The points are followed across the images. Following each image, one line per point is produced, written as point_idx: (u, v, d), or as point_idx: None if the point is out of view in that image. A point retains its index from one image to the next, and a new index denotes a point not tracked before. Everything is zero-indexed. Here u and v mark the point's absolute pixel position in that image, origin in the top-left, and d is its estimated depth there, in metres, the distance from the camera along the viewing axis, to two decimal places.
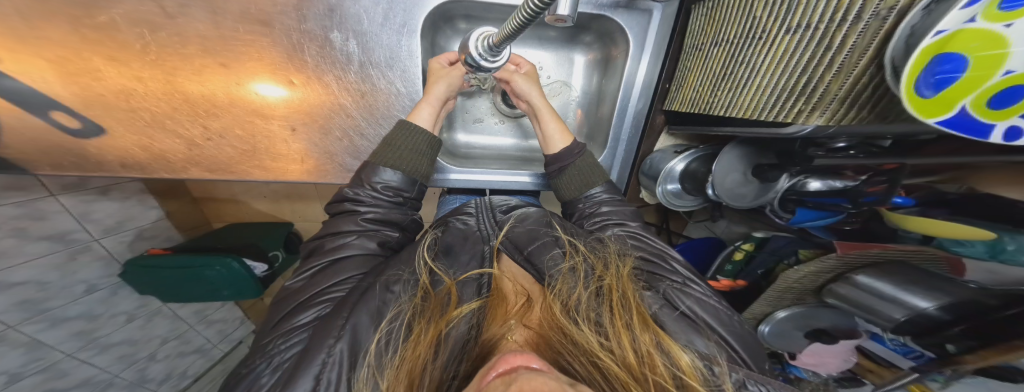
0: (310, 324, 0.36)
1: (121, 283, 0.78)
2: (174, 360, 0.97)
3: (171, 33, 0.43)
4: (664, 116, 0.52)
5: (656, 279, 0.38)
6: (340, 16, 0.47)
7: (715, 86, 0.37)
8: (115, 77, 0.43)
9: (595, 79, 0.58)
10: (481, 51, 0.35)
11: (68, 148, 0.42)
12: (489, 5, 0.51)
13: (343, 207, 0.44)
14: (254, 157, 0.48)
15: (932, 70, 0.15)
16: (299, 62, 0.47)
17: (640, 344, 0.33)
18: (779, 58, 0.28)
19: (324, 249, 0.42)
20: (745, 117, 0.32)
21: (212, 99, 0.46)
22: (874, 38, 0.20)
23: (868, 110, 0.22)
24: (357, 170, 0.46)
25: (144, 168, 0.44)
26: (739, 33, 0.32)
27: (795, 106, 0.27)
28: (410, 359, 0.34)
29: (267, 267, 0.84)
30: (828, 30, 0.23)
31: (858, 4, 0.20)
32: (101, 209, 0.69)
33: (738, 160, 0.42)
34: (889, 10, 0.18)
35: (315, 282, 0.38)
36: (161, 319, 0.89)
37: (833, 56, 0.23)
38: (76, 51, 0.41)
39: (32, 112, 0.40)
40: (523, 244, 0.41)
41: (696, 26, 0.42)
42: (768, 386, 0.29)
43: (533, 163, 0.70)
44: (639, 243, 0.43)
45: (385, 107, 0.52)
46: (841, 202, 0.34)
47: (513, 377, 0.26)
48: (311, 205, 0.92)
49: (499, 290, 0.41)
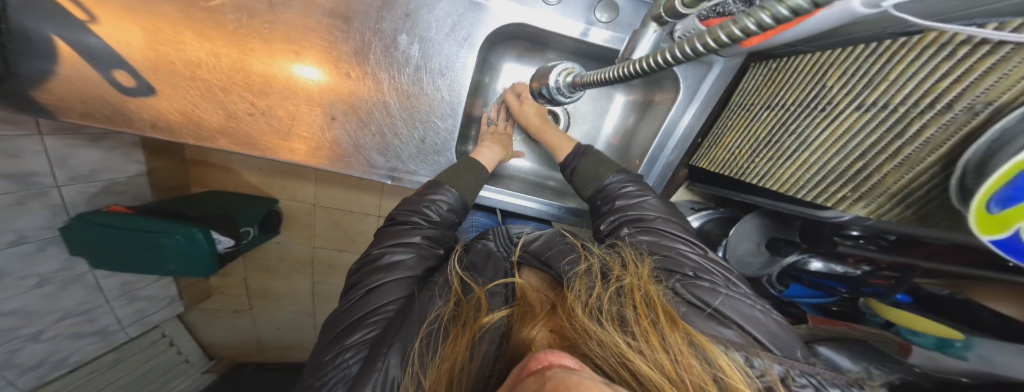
0: (366, 342, 0.39)
1: (53, 239, 0.70)
2: (63, 343, 0.79)
3: (265, 20, 0.48)
4: (687, 170, 0.63)
5: (670, 275, 0.42)
6: (413, 21, 0.50)
7: (756, 151, 0.44)
8: (194, 50, 0.47)
9: (630, 120, 0.67)
10: (561, 86, 0.48)
11: (109, 100, 0.47)
12: (549, 34, 0.54)
13: (405, 219, 0.49)
14: (285, 139, 0.51)
15: (1004, 190, 0.19)
16: (362, 58, 0.51)
17: (671, 345, 0.31)
18: (838, 135, 0.33)
19: (376, 264, 0.45)
20: (781, 191, 0.41)
21: (269, 79, 0.50)
22: (954, 135, 0.23)
23: (910, 210, 0.30)
24: (420, 187, 0.52)
25: (171, 131, 0.49)
26: (800, 100, 0.37)
27: (841, 192, 0.34)
28: (448, 360, 0.36)
29: (232, 243, 0.80)
30: (907, 115, 0.26)
31: (949, 95, 0.22)
32: (82, 157, 0.69)
33: (756, 230, 0.55)
34: (986, 104, 0.21)
35: (362, 303, 0.42)
36: (78, 288, 0.77)
37: (902, 145, 0.27)
38: (174, 25, 0.46)
39: (98, 67, 0.45)
40: (549, 256, 0.45)
41: (751, 84, 0.47)
42: (817, 376, 0.29)
43: (546, 190, 0.72)
44: (664, 238, 0.46)
45: (424, 110, 0.55)
46: (839, 286, 0.48)
47: (548, 375, 0.24)
48: (303, 184, 1.00)
49: (524, 300, 0.42)
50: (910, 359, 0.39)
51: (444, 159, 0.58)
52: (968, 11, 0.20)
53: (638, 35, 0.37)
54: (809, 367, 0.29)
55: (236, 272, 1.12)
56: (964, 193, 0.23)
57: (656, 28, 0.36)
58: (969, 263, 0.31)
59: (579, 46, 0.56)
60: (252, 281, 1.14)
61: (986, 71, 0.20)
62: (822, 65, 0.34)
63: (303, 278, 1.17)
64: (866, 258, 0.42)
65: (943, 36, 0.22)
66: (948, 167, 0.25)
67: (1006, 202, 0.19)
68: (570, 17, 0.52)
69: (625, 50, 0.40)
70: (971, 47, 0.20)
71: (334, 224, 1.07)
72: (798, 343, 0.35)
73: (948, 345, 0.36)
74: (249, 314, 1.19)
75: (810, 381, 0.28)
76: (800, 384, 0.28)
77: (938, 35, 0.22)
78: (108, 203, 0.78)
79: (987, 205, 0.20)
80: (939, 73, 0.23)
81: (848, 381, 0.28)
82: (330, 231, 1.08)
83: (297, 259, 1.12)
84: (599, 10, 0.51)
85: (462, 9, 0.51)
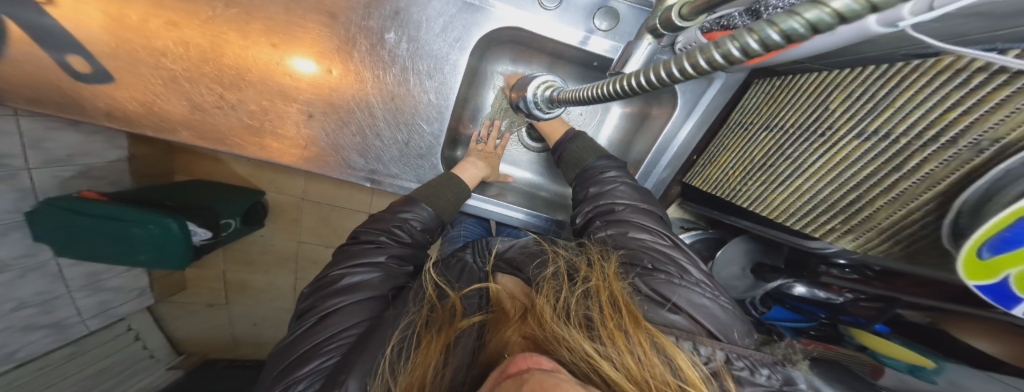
0: (324, 370, 0.37)
1: (18, 224, 0.69)
2: (13, 337, 0.73)
3: (243, 10, 0.45)
4: (679, 187, 0.64)
5: (631, 266, 0.41)
6: (403, 20, 0.49)
7: (748, 174, 0.44)
8: (164, 38, 0.45)
9: (626, 130, 0.67)
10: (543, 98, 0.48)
11: (63, 87, 0.44)
12: (542, 39, 0.53)
13: (364, 240, 0.47)
14: (257, 134, 0.49)
15: (1002, 235, 0.19)
16: (346, 56, 0.48)
17: (635, 346, 0.30)
18: (832, 164, 0.32)
19: (334, 289, 0.42)
20: (770, 217, 0.42)
21: (244, 71, 0.47)
22: (957, 170, 0.23)
23: (898, 247, 0.30)
24: (388, 205, 0.50)
25: (129, 120, 0.46)
26: (797, 124, 0.37)
27: (831, 223, 0.34)
28: (420, 367, 0.34)
29: (209, 236, 0.84)
30: (907, 147, 0.26)
31: (953, 130, 0.23)
32: (58, 140, 0.73)
33: (744, 256, 0.57)
34: (992, 142, 0.20)
35: (317, 330, 0.39)
36: (37, 277, 0.75)
37: (898, 179, 0.27)
38: (152, 13, 0.44)
39: (50, 49, 0.42)
40: (519, 262, 0.47)
41: (751, 102, 0.46)
42: (751, 359, 0.31)
43: (537, 199, 0.71)
44: (632, 228, 0.44)
45: (411, 112, 0.53)
46: (820, 312, 0.50)
47: (526, 378, 0.23)
48: (289, 178, 1.07)
49: (500, 306, 0.42)
50: (880, 380, 0.41)
51: (429, 164, 0.56)
52: (991, 34, 0.20)
53: (631, 47, 0.34)
54: (743, 350, 0.31)
55: (214, 263, 1.10)
56: (958, 232, 0.23)
57: (653, 39, 0.32)
58: (946, 298, 0.32)
59: (577, 54, 0.55)
60: (231, 274, 1.12)
61: (996, 104, 0.20)
62: (826, 85, 0.33)
63: (284, 272, 1.14)
64: (845, 288, 0.44)
65: (958, 61, 0.21)
66: (942, 205, 0.25)
67: (1003, 247, 0.19)
68: (569, 24, 0.51)
69: (615, 63, 0.36)
70: (987, 75, 0.20)
71: (320, 218, 1.10)
72: (737, 326, 0.35)
73: (920, 370, 0.38)
74: (225, 309, 1.15)
75: (745, 364, 0.31)
76: (739, 367, 0.30)
77: (955, 59, 0.21)
78: (82, 188, 0.82)
79: (978, 251, 0.21)
80: (945, 106, 0.23)
81: (774, 360, 0.31)
82: (314, 225, 1.11)
83: (278, 251, 1.12)
84: (599, 17, 0.50)
85: (455, 10, 0.49)
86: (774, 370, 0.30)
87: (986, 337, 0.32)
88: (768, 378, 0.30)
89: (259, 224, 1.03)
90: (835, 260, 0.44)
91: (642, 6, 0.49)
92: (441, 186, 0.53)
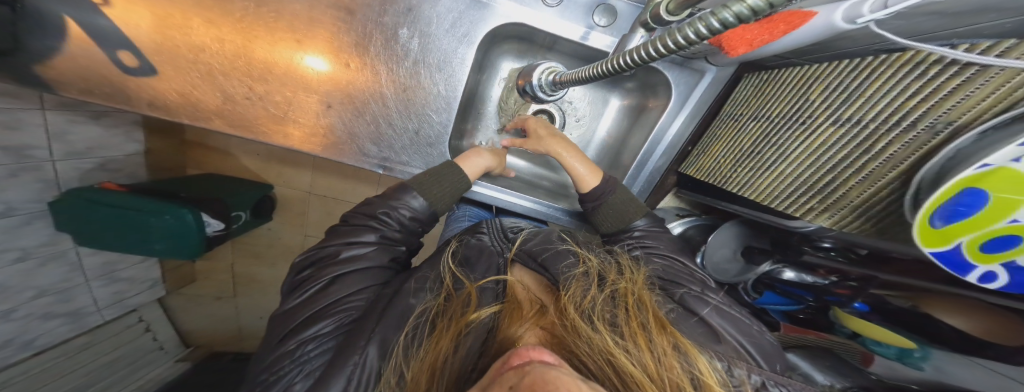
0: (329, 335, 0.41)
1: (41, 214, 0.73)
2: (31, 324, 0.77)
3: (270, 8, 0.49)
4: (675, 177, 0.66)
5: (671, 287, 0.45)
6: (415, 16, 0.52)
7: (738, 162, 0.47)
8: (200, 35, 0.48)
9: (624, 123, 0.69)
10: (542, 83, 0.53)
11: (110, 80, 0.47)
12: (546, 35, 0.56)
13: (360, 222, 0.50)
14: (279, 124, 0.52)
15: (948, 207, 0.22)
16: (363, 50, 0.52)
17: (658, 350, 0.35)
18: (811, 150, 0.35)
19: (334, 261, 0.46)
20: (757, 201, 0.44)
21: (271, 66, 0.51)
22: (917, 151, 0.26)
23: (869, 225, 0.33)
24: (386, 190, 0.53)
25: (169, 110, 0.49)
26: (783, 113, 0.39)
27: (808, 204, 0.37)
28: (433, 351, 0.38)
29: (222, 227, 0.88)
30: (875, 132, 0.29)
31: (915, 115, 0.25)
32: (80, 132, 0.77)
33: (734, 239, 0.60)
34: (947, 124, 0.23)
35: (321, 296, 0.43)
36: (57, 266, 0.80)
37: (866, 161, 0.30)
38: (183, 11, 0.47)
39: (100, 46, 0.46)
40: (541, 256, 0.48)
41: (742, 94, 0.49)
42: (788, 387, 0.34)
43: (539, 189, 0.74)
44: (677, 265, 0.49)
45: (420, 104, 0.56)
46: (807, 295, 0.52)
47: (525, 371, 0.26)
48: (299, 170, 1.11)
49: (514, 297, 0.44)
50: (870, 367, 0.46)
51: (437, 152, 0.59)
52: (947, 31, 0.22)
53: (626, 40, 0.37)
54: (783, 379, 0.34)
55: (224, 256, 1.15)
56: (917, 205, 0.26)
57: (644, 33, 0.35)
58: (924, 277, 0.34)
59: (578, 49, 0.57)
60: (240, 267, 1.16)
61: (951, 91, 0.22)
62: (808, 78, 0.36)
63: (291, 266, 1.19)
64: (832, 270, 0.46)
65: (919, 55, 0.24)
66: (905, 182, 0.28)
67: (950, 218, 0.23)
68: (570, 20, 0.53)
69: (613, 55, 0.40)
70: (941, 67, 0.22)
71: (326, 212, 1.14)
72: (773, 353, 0.39)
73: (908, 355, 0.42)
74: (232, 301, 1.19)
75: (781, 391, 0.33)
76: None
77: (915, 53, 0.24)
78: (101, 180, 0.86)
79: (931, 221, 0.24)
80: (907, 94, 0.26)
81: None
82: (321, 217, 1.15)
83: (286, 245, 1.16)
84: (598, 14, 0.53)
85: (463, 6, 0.52)
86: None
87: (957, 314, 0.34)
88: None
89: (268, 216, 1.07)
90: (822, 244, 0.46)
91: (638, 4, 0.52)
92: (448, 172, 0.56)
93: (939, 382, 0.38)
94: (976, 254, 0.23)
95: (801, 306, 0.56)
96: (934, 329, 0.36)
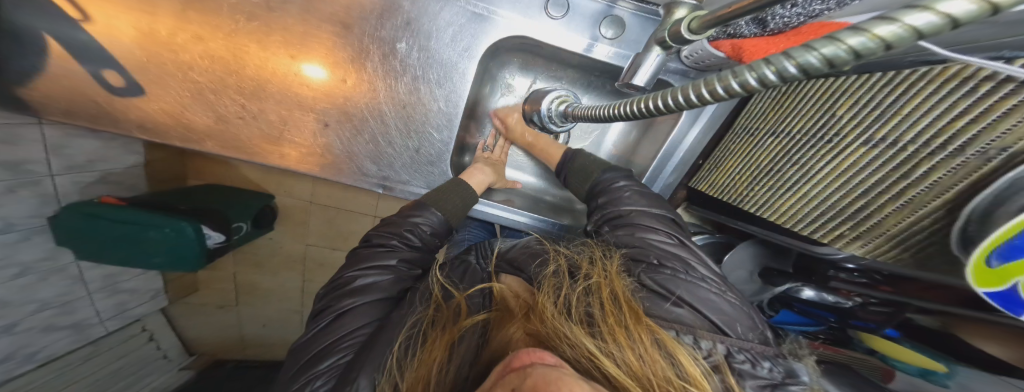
0: (336, 370, 0.38)
1: (40, 229, 0.72)
2: (33, 337, 0.75)
3: (261, 22, 0.47)
4: (685, 190, 0.64)
5: (636, 265, 0.42)
6: (414, 30, 0.50)
7: (756, 179, 0.45)
8: (192, 52, 0.47)
9: (631, 135, 0.67)
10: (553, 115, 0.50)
11: (100, 101, 0.46)
12: (550, 48, 0.54)
13: (371, 245, 0.48)
14: (275, 143, 0.51)
15: (1009, 242, 0.19)
16: (359, 65, 0.50)
17: (636, 343, 0.32)
18: (841, 170, 0.33)
19: (338, 294, 0.44)
20: (778, 222, 0.42)
21: (264, 82, 0.49)
22: (965, 178, 0.23)
23: (908, 253, 0.30)
24: (395, 214, 0.51)
25: (157, 132, 0.48)
26: (804, 129, 0.37)
27: (840, 230, 0.34)
28: (425, 364, 0.36)
29: (223, 239, 0.86)
30: (917, 153, 0.26)
31: (960, 138, 0.23)
32: (78, 147, 0.76)
33: (750, 261, 0.57)
34: (1000, 150, 0.21)
35: (330, 329, 0.41)
36: (59, 279, 0.78)
37: (907, 185, 0.27)
38: (176, 27, 0.46)
39: (88, 64, 0.45)
40: (521, 262, 0.49)
41: (757, 107, 0.46)
42: (751, 352, 0.32)
43: (543, 203, 0.72)
44: (638, 228, 0.45)
45: (420, 119, 0.54)
46: (830, 316, 0.49)
47: (528, 372, 0.24)
48: (298, 182, 1.09)
49: (504, 305, 0.43)
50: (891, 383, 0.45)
51: (438, 170, 0.57)
52: (999, 41, 0.20)
53: (641, 58, 0.35)
54: (745, 344, 0.33)
55: (226, 267, 1.14)
56: (966, 239, 0.23)
57: (660, 51, 0.33)
58: (944, 301, 0.33)
59: (583, 61, 0.55)
60: (242, 276, 1.15)
61: (1004, 112, 0.20)
62: (834, 91, 0.33)
63: (292, 278, 1.17)
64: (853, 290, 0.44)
65: (965, 70, 0.21)
66: (951, 212, 0.25)
67: (1010, 255, 0.20)
68: (574, 32, 0.51)
69: (624, 74, 0.37)
70: (994, 84, 0.20)
71: (327, 224, 1.13)
72: (744, 320, 0.35)
73: (931, 373, 0.41)
74: (236, 310, 1.17)
75: (748, 357, 0.32)
76: (740, 361, 0.32)
77: (961, 68, 0.21)
78: (102, 193, 0.85)
79: (987, 259, 0.21)
80: (954, 113, 0.23)
81: (777, 352, 0.33)
82: (323, 229, 1.13)
83: (286, 256, 1.15)
84: (604, 26, 0.51)
85: (464, 19, 0.51)
86: (776, 363, 0.32)
87: (990, 341, 0.32)
88: (769, 371, 0.31)
89: (269, 227, 1.05)
90: (844, 265, 0.45)
91: (646, 14, 0.50)
92: (449, 194, 0.54)
93: None
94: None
95: (822, 327, 0.52)
96: (963, 349, 0.34)
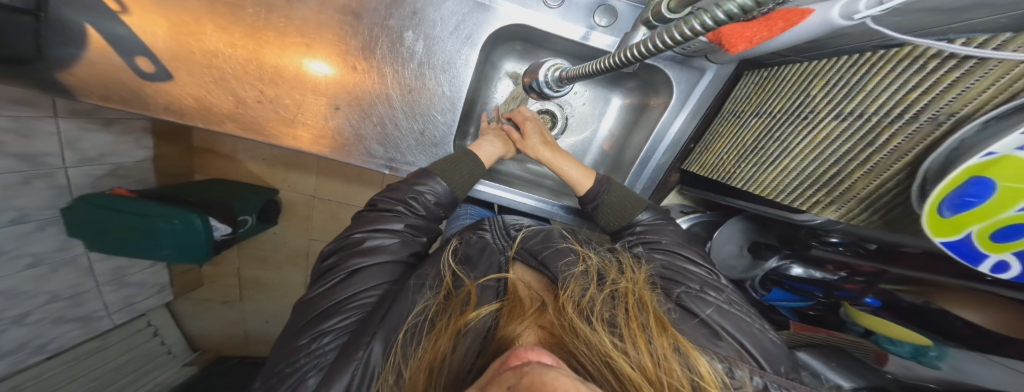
0: (345, 328, 0.41)
1: (52, 220, 0.74)
2: (44, 328, 0.78)
3: (281, 15, 0.50)
4: (678, 174, 0.66)
5: (672, 284, 0.45)
6: (420, 19, 0.53)
7: (742, 157, 0.47)
8: (215, 42, 0.50)
9: (626, 122, 0.70)
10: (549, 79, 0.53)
11: (129, 83, 0.48)
12: (549, 36, 0.57)
13: (379, 209, 0.50)
14: (291, 125, 0.53)
15: (957, 193, 0.22)
16: (368, 53, 0.53)
17: (657, 349, 0.34)
18: (815, 143, 0.35)
19: (350, 252, 0.46)
20: (762, 194, 0.45)
21: (279, 70, 0.52)
22: (920, 143, 0.26)
23: (878, 216, 0.33)
24: (403, 180, 0.54)
25: (182, 114, 0.50)
26: (784, 109, 0.40)
27: (814, 197, 0.37)
28: (433, 350, 0.38)
29: (227, 232, 0.89)
30: (879, 123, 0.29)
31: (916, 108, 0.25)
32: (88, 140, 0.78)
33: (740, 236, 0.60)
34: (949, 115, 0.23)
35: (339, 289, 0.43)
36: (69, 271, 0.81)
37: (871, 152, 0.30)
38: (197, 18, 0.49)
39: (123, 55, 0.48)
40: (546, 258, 0.48)
41: (742, 92, 0.49)
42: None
43: (542, 189, 0.75)
44: (680, 259, 0.48)
45: (425, 105, 0.57)
46: (816, 290, 0.52)
47: (525, 371, 0.25)
48: (303, 174, 1.12)
49: (516, 293, 0.44)
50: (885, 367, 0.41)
51: (442, 152, 0.60)
52: (948, 26, 0.22)
53: (628, 38, 0.39)
54: (787, 382, 0.32)
55: (230, 261, 1.16)
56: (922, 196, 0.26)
57: (646, 31, 0.36)
58: (949, 274, 0.33)
59: (581, 49, 0.58)
60: (246, 271, 1.18)
61: (949, 85, 0.23)
62: (808, 74, 0.36)
63: (296, 269, 1.19)
64: (841, 264, 0.47)
65: (915, 50, 0.24)
66: (911, 173, 0.28)
67: (960, 207, 0.22)
68: (571, 21, 0.54)
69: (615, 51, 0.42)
70: (939, 61, 0.23)
71: (331, 215, 1.15)
72: (779, 358, 0.37)
73: (923, 354, 0.39)
74: (239, 306, 1.20)
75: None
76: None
77: (913, 48, 0.24)
78: (111, 186, 0.88)
79: (939, 209, 0.24)
80: (909, 87, 0.26)
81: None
82: (326, 221, 1.16)
83: (291, 248, 1.18)
84: (599, 15, 0.53)
85: (467, 9, 0.53)
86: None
87: (969, 307, 0.35)
88: None
89: (274, 221, 1.08)
90: (829, 239, 0.47)
91: (638, 4, 0.52)
92: (457, 166, 0.55)
93: (955, 380, 0.35)
94: (987, 244, 0.23)
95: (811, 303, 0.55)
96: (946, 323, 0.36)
